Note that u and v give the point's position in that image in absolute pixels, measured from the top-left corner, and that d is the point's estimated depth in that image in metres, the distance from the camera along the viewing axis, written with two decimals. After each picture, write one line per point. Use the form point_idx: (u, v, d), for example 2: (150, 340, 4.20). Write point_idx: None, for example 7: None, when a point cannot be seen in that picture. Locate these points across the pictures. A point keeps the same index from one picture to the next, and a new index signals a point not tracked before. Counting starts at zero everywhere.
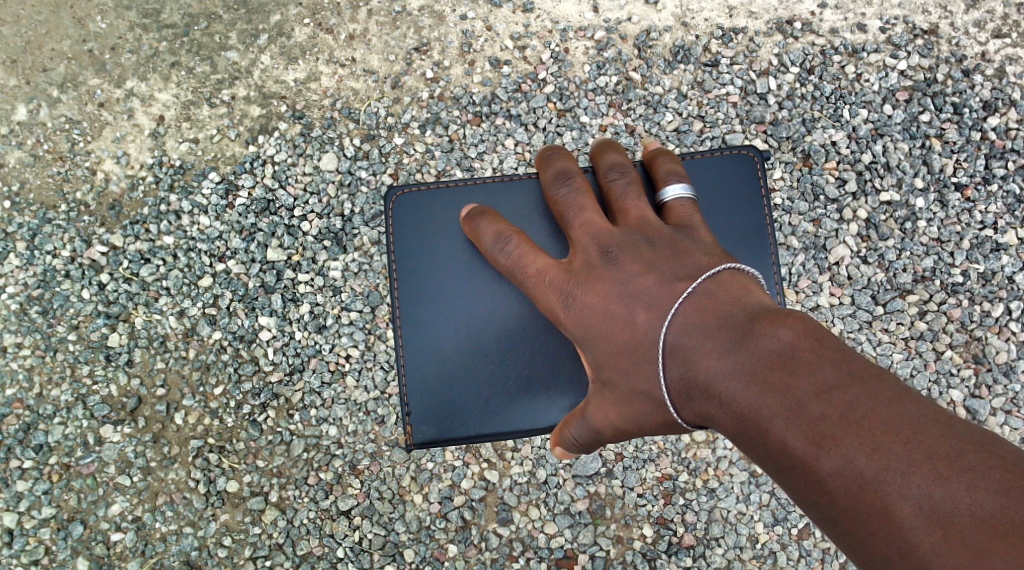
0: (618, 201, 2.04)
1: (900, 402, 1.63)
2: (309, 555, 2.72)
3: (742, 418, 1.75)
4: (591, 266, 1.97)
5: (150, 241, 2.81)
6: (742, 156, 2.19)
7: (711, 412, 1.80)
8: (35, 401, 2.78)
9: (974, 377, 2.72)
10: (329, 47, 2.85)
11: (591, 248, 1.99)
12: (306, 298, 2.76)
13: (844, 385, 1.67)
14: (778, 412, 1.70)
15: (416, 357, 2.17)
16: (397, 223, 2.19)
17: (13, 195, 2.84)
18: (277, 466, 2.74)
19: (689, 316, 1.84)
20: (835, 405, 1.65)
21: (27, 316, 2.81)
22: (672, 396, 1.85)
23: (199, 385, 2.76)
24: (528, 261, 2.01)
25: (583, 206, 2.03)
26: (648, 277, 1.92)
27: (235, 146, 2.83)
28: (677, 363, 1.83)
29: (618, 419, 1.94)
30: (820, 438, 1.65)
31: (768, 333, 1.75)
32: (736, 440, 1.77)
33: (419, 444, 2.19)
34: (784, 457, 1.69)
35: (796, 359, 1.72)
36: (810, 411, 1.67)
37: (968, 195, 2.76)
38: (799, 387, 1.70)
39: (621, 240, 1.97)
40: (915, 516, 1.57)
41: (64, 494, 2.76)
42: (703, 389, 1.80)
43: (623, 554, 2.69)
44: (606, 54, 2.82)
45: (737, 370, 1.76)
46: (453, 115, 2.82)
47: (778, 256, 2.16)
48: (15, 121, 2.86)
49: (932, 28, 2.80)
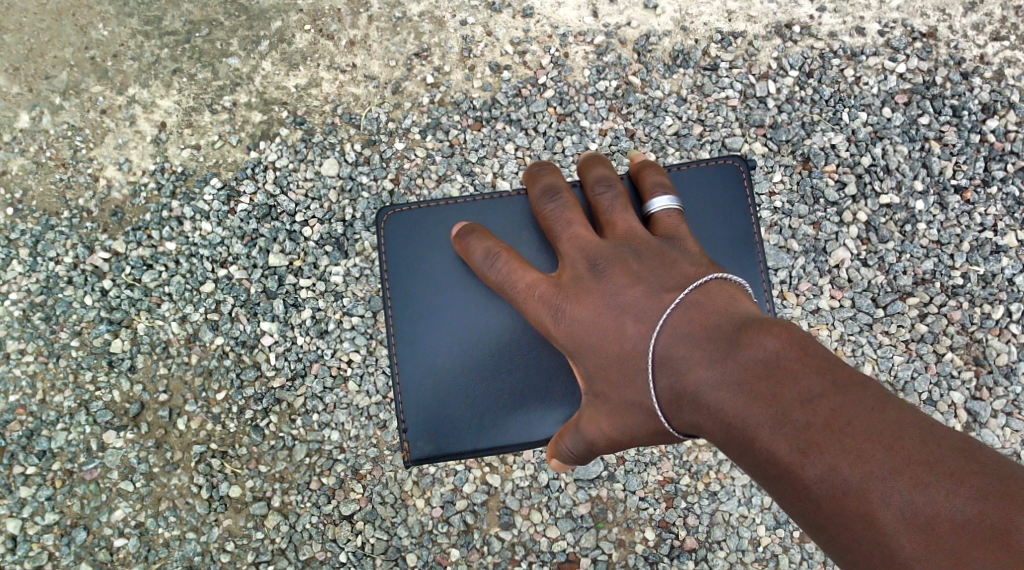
0: (605, 214, 2.05)
1: (883, 409, 1.63)
2: (313, 560, 2.73)
3: (729, 427, 1.75)
4: (580, 279, 1.98)
5: (152, 247, 2.82)
6: (728, 165, 2.19)
7: (700, 422, 1.80)
8: (39, 407, 2.79)
9: (975, 379, 2.72)
10: (331, 54, 2.86)
11: (580, 262, 1.99)
12: (308, 303, 2.77)
13: (829, 393, 1.67)
14: (764, 420, 1.71)
15: (412, 374, 2.17)
16: (389, 243, 2.20)
17: (16, 202, 2.86)
18: (280, 471, 2.74)
19: (677, 326, 1.85)
20: (820, 414, 1.66)
21: (30, 322, 2.82)
22: (662, 406, 1.85)
23: (202, 391, 2.77)
24: (517, 276, 2.02)
25: (570, 220, 2.04)
26: (636, 288, 1.93)
27: (237, 152, 2.85)
28: (666, 374, 1.84)
29: (611, 430, 1.95)
30: (805, 446, 1.66)
31: (754, 342, 1.76)
32: (724, 449, 1.78)
33: (417, 460, 2.20)
34: (771, 465, 1.69)
35: (781, 368, 1.72)
36: (795, 418, 1.68)
37: (968, 197, 2.76)
38: (784, 395, 1.70)
39: (608, 253, 1.98)
40: (898, 522, 1.57)
41: (67, 500, 2.76)
42: (691, 399, 1.81)
43: (625, 558, 2.69)
44: (606, 58, 2.83)
45: (723, 379, 1.77)
46: (453, 120, 2.83)
47: (767, 265, 2.17)
48: (18, 128, 2.88)
49: (930, 31, 2.81)
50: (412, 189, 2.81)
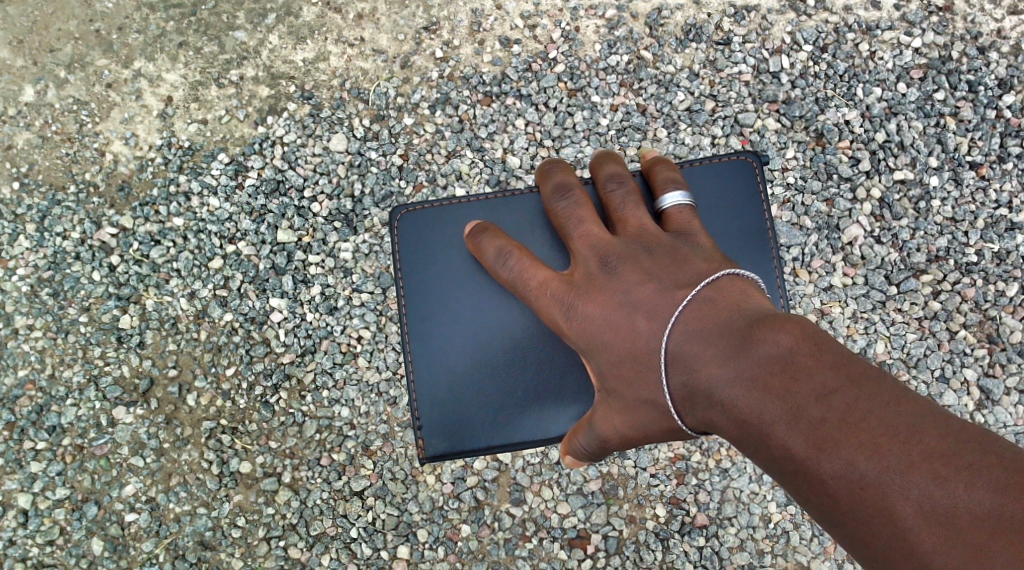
0: (617, 212, 2.03)
1: (898, 404, 1.63)
2: (324, 536, 2.73)
3: (744, 423, 1.74)
4: (592, 277, 1.97)
5: (160, 222, 2.81)
6: (742, 162, 2.17)
7: (714, 418, 1.79)
8: (48, 382, 2.78)
9: (989, 357, 2.71)
10: (339, 27, 2.84)
11: (591, 259, 1.98)
12: (317, 279, 2.76)
13: (844, 388, 1.66)
14: (779, 416, 1.70)
15: (426, 372, 2.17)
16: (403, 241, 2.19)
17: (22, 176, 2.84)
18: (291, 447, 2.74)
19: (689, 323, 1.84)
20: (835, 410, 1.65)
21: (38, 298, 2.80)
22: (676, 402, 1.84)
23: (212, 366, 2.76)
24: (530, 275, 2.01)
25: (582, 218, 2.03)
26: (648, 285, 1.91)
27: (245, 126, 2.83)
28: (680, 371, 1.83)
29: (624, 427, 1.93)
30: (821, 441, 1.65)
31: (767, 338, 1.75)
32: (739, 445, 1.77)
33: (431, 457, 2.19)
34: (786, 461, 1.69)
35: (795, 363, 1.71)
36: (810, 414, 1.67)
37: (983, 173, 2.74)
38: (798, 391, 1.69)
39: (620, 250, 1.97)
40: (916, 515, 1.57)
41: (78, 475, 2.76)
42: (705, 396, 1.80)
43: (636, 534, 2.70)
44: (617, 32, 2.81)
45: (737, 376, 1.76)
46: (463, 95, 2.81)
47: (780, 259, 2.14)
48: (23, 102, 2.86)
49: (947, 5, 2.78)
50: (421, 165, 2.79)
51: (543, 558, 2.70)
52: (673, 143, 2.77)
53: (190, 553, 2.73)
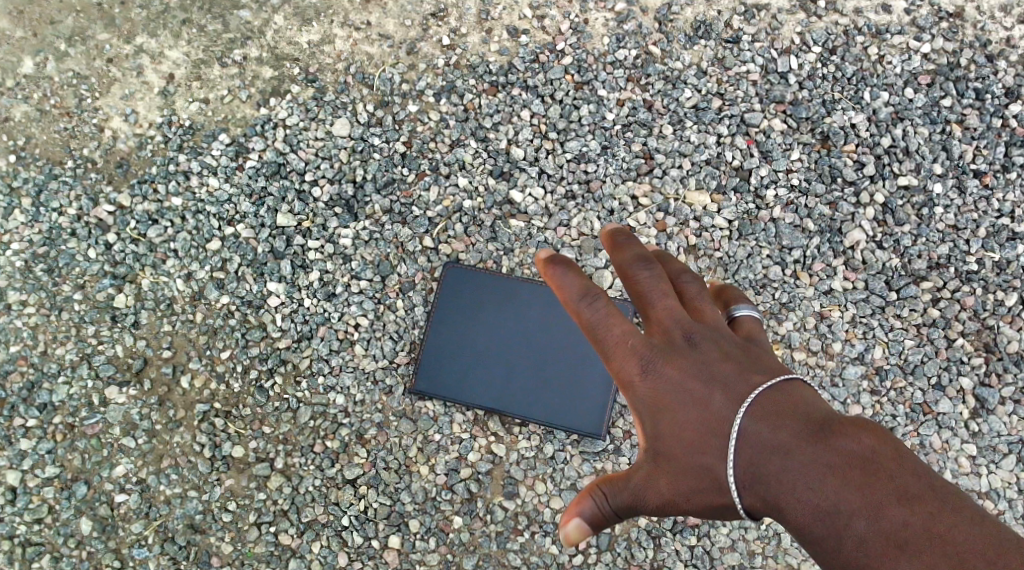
0: (695, 297, 1.86)
1: (982, 521, 1.60)
2: (315, 523, 2.70)
3: (819, 513, 1.67)
4: (671, 343, 1.81)
5: (158, 202, 2.78)
6: None
7: (784, 506, 1.70)
8: (40, 359, 2.75)
9: (985, 366, 2.69)
10: (345, 10, 2.83)
11: (673, 325, 1.81)
12: (317, 265, 2.74)
13: (927, 495, 1.63)
14: (859, 510, 1.65)
15: None
16: None
17: (19, 149, 2.80)
18: (284, 433, 2.71)
19: (772, 406, 1.73)
20: (918, 516, 1.62)
21: (32, 273, 2.77)
22: (741, 479, 1.73)
23: (207, 349, 2.74)
24: (611, 327, 1.81)
25: (666, 291, 1.83)
26: (730, 362, 1.79)
27: (247, 108, 2.81)
28: (754, 454, 1.72)
29: (670, 496, 1.80)
30: (897, 542, 1.61)
31: (854, 437, 1.69)
32: (803, 535, 1.69)
33: None
34: (858, 555, 1.64)
35: (879, 464, 1.67)
36: (893, 515, 1.63)
37: (987, 182, 2.74)
38: (883, 489, 1.64)
39: (701, 327, 1.82)
40: None
41: (68, 454, 2.72)
42: (778, 481, 1.70)
43: (628, 531, 2.69)
44: (626, 26, 2.79)
45: (817, 467, 1.68)
46: (469, 84, 2.79)
47: None
48: (21, 74, 2.82)
49: (957, 12, 2.78)
50: (424, 153, 2.77)
51: (535, 552, 2.69)
52: (678, 140, 2.75)
53: (179, 536, 2.70)
